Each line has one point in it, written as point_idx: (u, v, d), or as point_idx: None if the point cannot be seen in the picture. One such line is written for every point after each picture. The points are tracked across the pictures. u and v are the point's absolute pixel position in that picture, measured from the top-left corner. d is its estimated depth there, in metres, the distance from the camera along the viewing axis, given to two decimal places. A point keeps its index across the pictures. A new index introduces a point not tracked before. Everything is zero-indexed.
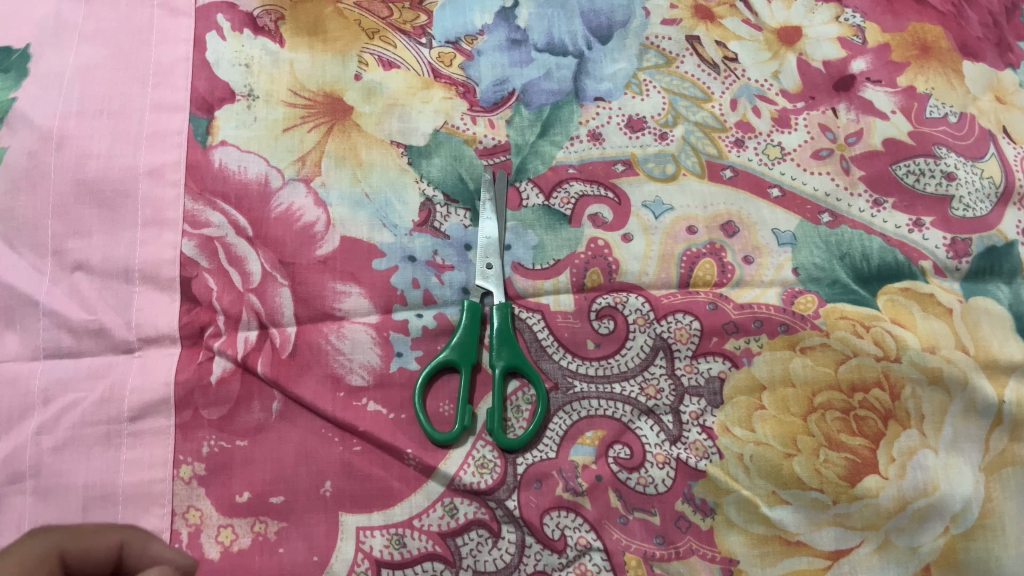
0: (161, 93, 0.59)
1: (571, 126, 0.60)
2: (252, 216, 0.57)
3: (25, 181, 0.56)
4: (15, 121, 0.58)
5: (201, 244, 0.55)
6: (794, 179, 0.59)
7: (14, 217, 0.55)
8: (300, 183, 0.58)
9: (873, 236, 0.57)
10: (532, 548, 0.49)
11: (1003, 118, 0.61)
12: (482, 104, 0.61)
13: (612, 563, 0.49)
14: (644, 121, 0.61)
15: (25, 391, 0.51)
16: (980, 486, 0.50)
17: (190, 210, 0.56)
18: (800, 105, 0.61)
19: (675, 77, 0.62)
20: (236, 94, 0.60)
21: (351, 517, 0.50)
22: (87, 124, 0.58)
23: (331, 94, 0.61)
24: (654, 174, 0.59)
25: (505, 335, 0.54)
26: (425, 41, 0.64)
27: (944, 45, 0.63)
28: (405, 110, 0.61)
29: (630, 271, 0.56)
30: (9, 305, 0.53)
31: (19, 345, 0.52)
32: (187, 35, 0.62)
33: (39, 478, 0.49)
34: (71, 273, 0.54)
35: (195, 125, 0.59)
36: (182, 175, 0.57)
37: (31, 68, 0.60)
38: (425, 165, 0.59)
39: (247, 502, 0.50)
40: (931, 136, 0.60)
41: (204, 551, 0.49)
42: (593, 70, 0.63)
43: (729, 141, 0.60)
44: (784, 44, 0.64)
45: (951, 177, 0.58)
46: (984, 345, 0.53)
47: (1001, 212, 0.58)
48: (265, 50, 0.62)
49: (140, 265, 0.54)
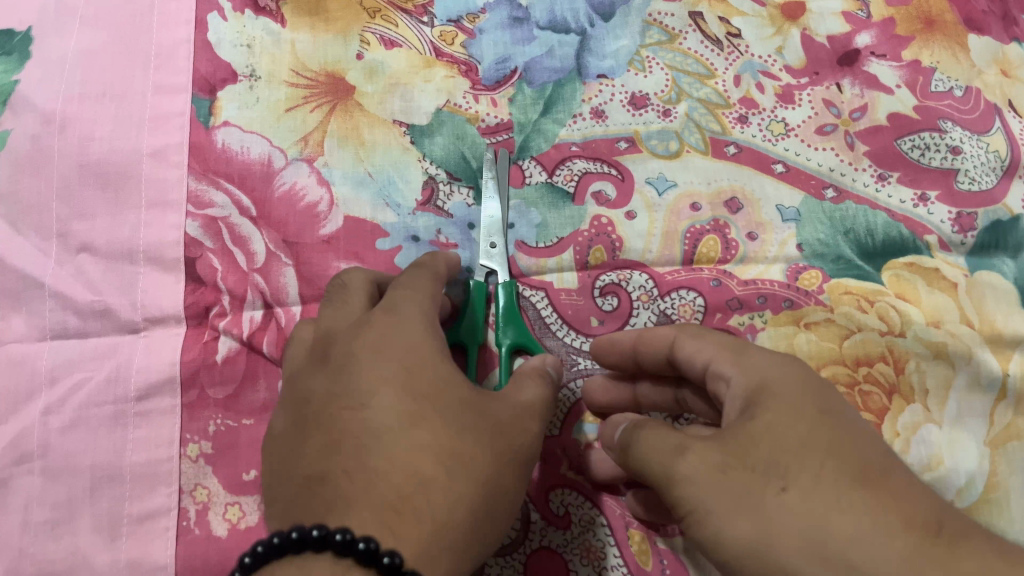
0: (164, 74, 0.60)
1: (573, 104, 0.60)
2: (255, 196, 0.57)
3: (28, 165, 0.56)
4: (18, 105, 0.58)
5: (204, 224, 0.56)
6: (798, 155, 0.58)
7: (19, 201, 0.56)
8: (302, 164, 0.58)
9: (877, 211, 0.57)
10: (537, 524, 0.49)
11: (1009, 92, 0.61)
12: (484, 83, 0.61)
13: (617, 538, 0.49)
14: (647, 98, 0.60)
15: (32, 372, 0.51)
16: (986, 460, 0.50)
17: (193, 191, 0.56)
18: (803, 81, 0.61)
19: (678, 54, 0.62)
20: (238, 74, 0.60)
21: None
22: (89, 107, 0.58)
23: (333, 73, 0.61)
24: (657, 151, 0.59)
25: (512, 312, 0.54)
26: (427, 20, 0.63)
27: (949, 19, 0.63)
28: (407, 89, 0.61)
29: (634, 248, 0.56)
30: (15, 288, 0.53)
31: (26, 327, 0.53)
32: (188, 16, 0.62)
33: (47, 458, 0.49)
34: (76, 255, 0.55)
35: (197, 106, 0.59)
36: (185, 156, 0.57)
37: (33, 51, 0.60)
38: (427, 144, 0.59)
39: (253, 481, 0.50)
40: (936, 110, 0.60)
41: (211, 529, 0.49)
42: (596, 47, 0.62)
43: (733, 117, 0.60)
44: (787, 20, 0.63)
45: (956, 151, 0.58)
46: (989, 320, 0.53)
47: (1007, 185, 0.57)
48: (266, 31, 0.62)
49: (145, 246, 0.55)
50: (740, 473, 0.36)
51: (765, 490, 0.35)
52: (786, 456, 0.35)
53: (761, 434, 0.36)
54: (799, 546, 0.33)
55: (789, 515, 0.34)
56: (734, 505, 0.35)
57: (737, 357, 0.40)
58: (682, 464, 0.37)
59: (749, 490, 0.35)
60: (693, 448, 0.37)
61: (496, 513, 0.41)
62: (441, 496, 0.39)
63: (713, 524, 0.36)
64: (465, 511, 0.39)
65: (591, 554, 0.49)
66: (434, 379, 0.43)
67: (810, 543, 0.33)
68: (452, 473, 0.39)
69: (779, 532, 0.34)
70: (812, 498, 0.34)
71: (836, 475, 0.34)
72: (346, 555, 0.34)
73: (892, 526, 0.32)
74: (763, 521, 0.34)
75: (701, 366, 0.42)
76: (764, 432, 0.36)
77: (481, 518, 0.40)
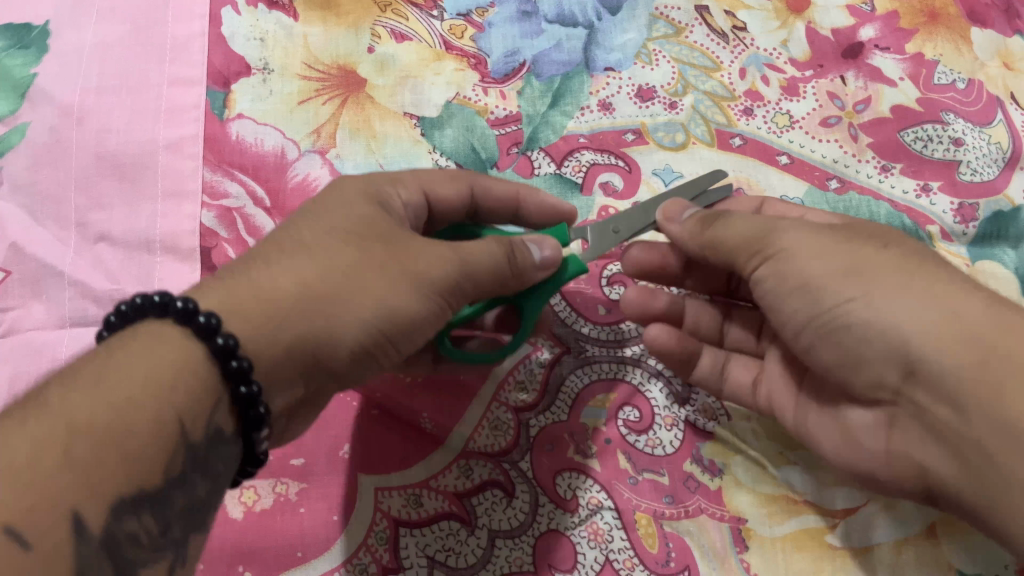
0: (178, 67, 0.61)
1: (581, 96, 0.61)
2: (268, 186, 0.58)
3: (48, 156, 0.57)
4: (37, 97, 0.59)
5: (219, 215, 0.57)
6: (803, 146, 0.59)
7: (37, 191, 0.57)
8: (315, 155, 0.59)
9: (880, 202, 0.57)
10: (545, 507, 0.50)
11: (1011, 84, 0.62)
12: (493, 76, 0.62)
13: (623, 521, 0.50)
14: (654, 91, 0.61)
15: (51, 359, 0.52)
16: None
17: (209, 181, 0.58)
18: (808, 73, 0.62)
19: (684, 47, 0.63)
20: (252, 67, 0.62)
21: (385, 475, 0.50)
22: (106, 99, 0.59)
23: (345, 66, 0.62)
24: (664, 143, 0.59)
25: (553, 275, 0.49)
26: (437, 14, 0.64)
27: (951, 12, 0.64)
28: (417, 82, 0.62)
29: None
30: (35, 276, 0.55)
31: (46, 314, 0.54)
32: (203, 10, 0.63)
33: None
34: (94, 244, 0.56)
35: (211, 99, 0.60)
36: (200, 147, 0.58)
37: (51, 44, 0.61)
38: (437, 136, 0.60)
39: (268, 465, 0.51)
40: (939, 102, 0.61)
41: (227, 512, 0.49)
42: (604, 41, 0.63)
43: (738, 110, 0.61)
44: (792, 13, 0.64)
45: (958, 143, 0.59)
46: None
47: (1009, 176, 0.58)
48: (278, 24, 0.63)
49: (161, 235, 0.56)
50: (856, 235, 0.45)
51: (870, 245, 0.44)
52: (886, 233, 0.45)
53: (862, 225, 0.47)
54: (893, 277, 0.42)
55: (887, 257, 0.43)
56: (835, 245, 0.44)
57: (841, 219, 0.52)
58: (785, 222, 0.46)
59: (860, 244, 0.44)
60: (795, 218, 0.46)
61: (338, 315, 0.40)
62: (279, 271, 0.40)
63: (805, 258, 0.44)
64: (294, 281, 0.40)
65: (598, 536, 0.49)
66: (347, 194, 0.45)
67: (903, 276, 0.42)
68: (301, 255, 0.41)
69: (876, 270, 0.43)
70: (908, 256, 0.43)
71: (921, 252, 0.44)
72: (165, 316, 0.37)
73: (955, 282, 0.42)
74: (857, 255, 0.43)
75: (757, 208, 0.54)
76: (866, 226, 0.46)
77: (337, 323, 0.40)
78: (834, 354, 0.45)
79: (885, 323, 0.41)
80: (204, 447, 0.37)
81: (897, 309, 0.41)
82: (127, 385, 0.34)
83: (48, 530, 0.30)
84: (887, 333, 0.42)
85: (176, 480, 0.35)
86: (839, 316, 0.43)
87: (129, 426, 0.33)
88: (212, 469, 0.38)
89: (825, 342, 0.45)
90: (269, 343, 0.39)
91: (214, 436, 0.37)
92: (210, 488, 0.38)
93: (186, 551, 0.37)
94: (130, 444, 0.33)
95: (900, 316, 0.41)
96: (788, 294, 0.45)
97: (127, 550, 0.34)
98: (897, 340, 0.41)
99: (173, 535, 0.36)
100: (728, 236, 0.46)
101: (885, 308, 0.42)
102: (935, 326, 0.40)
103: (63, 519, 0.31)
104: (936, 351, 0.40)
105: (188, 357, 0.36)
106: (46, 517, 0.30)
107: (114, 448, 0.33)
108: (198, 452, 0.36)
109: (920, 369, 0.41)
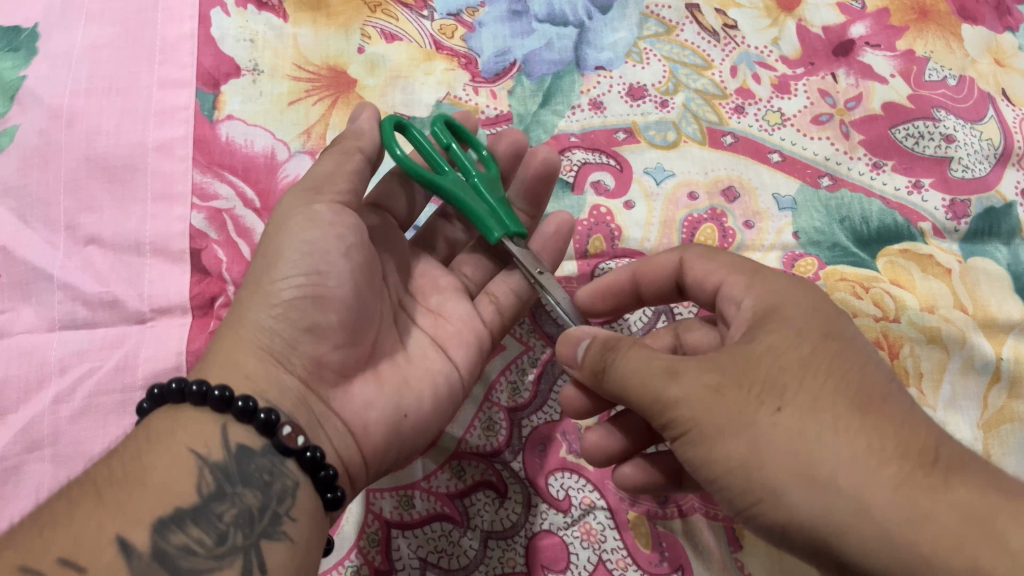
0: (168, 69, 0.61)
1: (572, 96, 0.61)
2: (259, 188, 0.58)
3: (37, 158, 0.57)
4: (25, 99, 0.59)
5: (209, 216, 0.56)
6: (794, 144, 0.59)
7: (27, 193, 0.56)
8: (305, 156, 0.59)
9: (872, 199, 0.57)
10: (539, 507, 0.50)
11: (1002, 80, 0.62)
12: (484, 75, 0.62)
13: (616, 521, 0.49)
14: (645, 89, 0.61)
15: (41, 361, 0.52)
16: (980, 442, 0.50)
17: (199, 183, 0.57)
18: (799, 71, 0.62)
19: (675, 45, 0.63)
20: (241, 69, 0.61)
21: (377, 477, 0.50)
22: (95, 101, 0.59)
23: (335, 67, 0.62)
24: (655, 141, 0.59)
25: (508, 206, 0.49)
26: (427, 14, 0.64)
27: (942, 9, 0.64)
28: (408, 81, 0.62)
29: (633, 237, 0.56)
30: (24, 279, 0.54)
31: (35, 318, 0.53)
32: (192, 11, 0.63)
33: (57, 445, 0.50)
34: (84, 247, 0.55)
35: (201, 100, 0.60)
36: (190, 149, 0.58)
37: (40, 47, 0.61)
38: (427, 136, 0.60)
39: None
40: (930, 98, 0.61)
41: None
42: (594, 40, 0.63)
43: (730, 108, 0.60)
44: (783, 11, 0.64)
45: (950, 139, 0.59)
46: (983, 305, 0.54)
47: (1000, 173, 0.59)
48: (268, 26, 0.63)
49: (151, 238, 0.56)
50: (736, 391, 0.36)
51: (760, 408, 0.36)
52: (784, 376, 0.36)
53: (761, 358, 0.37)
54: (789, 469, 0.34)
55: (783, 433, 0.35)
56: (725, 425, 0.36)
57: (816, 392, 0.36)
58: (677, 388, 0.37)
59: (745, 406, 0.36)
60: (687, 376, 0.37)
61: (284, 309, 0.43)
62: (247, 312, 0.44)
63: (710, 433, 0.36)
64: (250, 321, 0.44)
65: (591, 536, 0.49)
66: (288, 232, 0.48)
67: (803, 461, 0.34)
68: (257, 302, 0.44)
69: (769, 447, 0.35)
70: (808, 420, 0.35)
71: (833, 393, 0.36)
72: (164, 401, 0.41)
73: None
74: (754, 435, 0.35)
75: (711, 291, 0.44)
76: (764, 353, 0.37)
77: (279, 288, 0.43)
78: (761, 534, 0.37)
79: (797, 521, 0.34)
80: (232, 461, 0.39)
81: (801, 509, 0.34)
82: (136, 444, 0.39)
83: (96, 553, 0.34)
84: (801, 530, 0.35)
85: (214, 494, 0.38)
86: (749, 512, 0.36)
87: (145, 467, 0.38)
88: (255, 477, 0.39)
89: (748, 526, 0.37)
90: (226, 357, 0.43)
91: (239, 450, 0.39)
92: (264, 496, 0.39)
93: (262, 553, 0.38)
94: (152, 477, 0.37)
95: (816, 512, 0.34)
96: (703, 482, 0.37)
97: (183, 561, 0.36)
98: (819, 534, 0.34)
99: (234, 543, 0.37)
100: (631, 397, 0.38)
101: (794, 507, 0.34)
102: (850, 523, 0.33)
103: (110, 543, 0.35)
104: (858, 554, 0.33)
105: (183, 411, 0.40)
106: (93, 545, 0.35)
107: (139, 485, 0.37)
108: (226, 466, 0.39)
109: (846, 566, 0.34)
